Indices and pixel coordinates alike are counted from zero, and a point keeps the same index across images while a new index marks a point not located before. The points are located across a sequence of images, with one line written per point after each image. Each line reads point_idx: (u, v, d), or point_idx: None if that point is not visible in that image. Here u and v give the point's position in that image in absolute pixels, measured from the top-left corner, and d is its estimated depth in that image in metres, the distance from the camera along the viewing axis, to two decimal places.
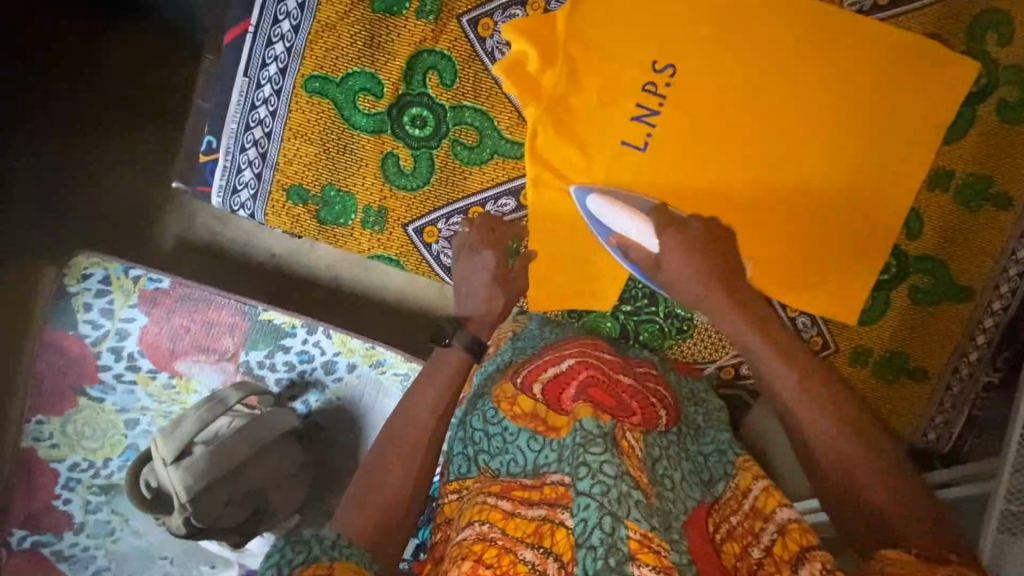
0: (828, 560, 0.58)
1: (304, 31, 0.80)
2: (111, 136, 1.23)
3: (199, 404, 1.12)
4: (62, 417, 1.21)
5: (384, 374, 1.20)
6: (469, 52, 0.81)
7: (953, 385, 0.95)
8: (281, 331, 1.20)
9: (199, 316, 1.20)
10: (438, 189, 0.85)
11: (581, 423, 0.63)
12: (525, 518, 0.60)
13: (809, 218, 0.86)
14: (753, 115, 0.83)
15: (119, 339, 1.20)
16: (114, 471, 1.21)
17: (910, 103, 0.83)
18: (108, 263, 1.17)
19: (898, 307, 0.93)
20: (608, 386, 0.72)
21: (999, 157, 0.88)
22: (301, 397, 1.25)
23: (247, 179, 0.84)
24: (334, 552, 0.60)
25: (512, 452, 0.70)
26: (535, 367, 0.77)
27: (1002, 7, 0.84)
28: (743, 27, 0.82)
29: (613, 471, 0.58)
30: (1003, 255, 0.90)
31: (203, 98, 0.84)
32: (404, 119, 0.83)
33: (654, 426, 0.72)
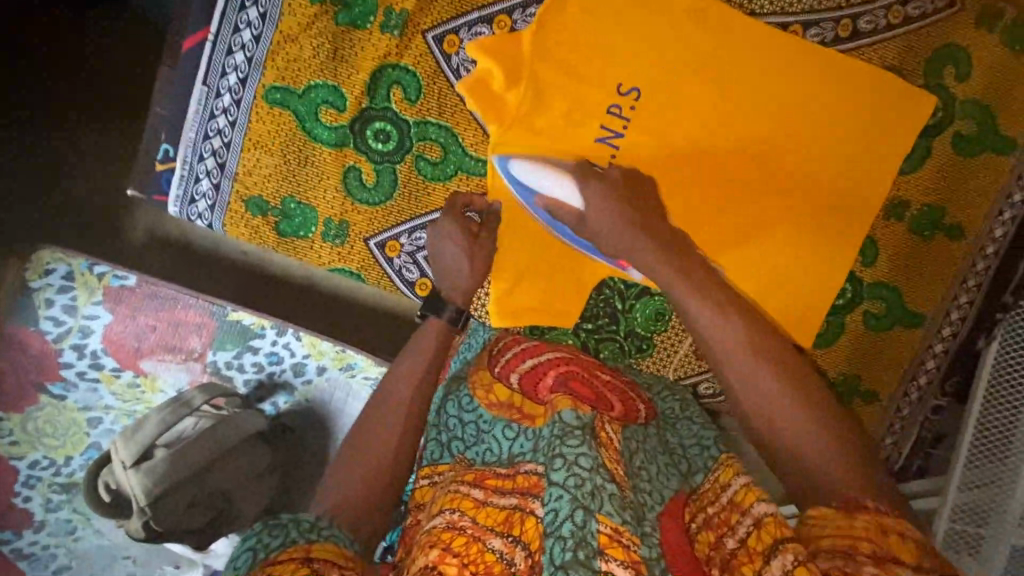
0: (800, 551, 0.53)
1: (265, 42, 0.78)
2: (99, 129, 1.20)
3: (162, 406, 1.11)
4: (24, 415, 1.18)
5: (355, 377, 1.20)
6: (434, 68, 0.80)
7: (904, 406, 0.98)
8: (250, 332, 1.19)
9: (166, 315, 1.18)
10: (402, 205, 0.84)
11: (560, 415, 0.62)
12: (496, 507, 0.61)
13: (788, 220, 0.87)
14: (751, 114, 0.84)
15: (82, 337, 1.18)
16: (75, 469, 1.19)
17: (908, 106, 0.84)
18: (71, 259, 1.14)
19: (852, 331, 0.95)
20: (586, 380, 0.73)
21: (951, 190, 0.90)
22: (269, 398, 1.24)
23: (205, 189, 0.83)
24: (310, 535, 0.61)
25: (488, 442, 0.72)
26: (516, 355, 0.79)
27: (960, 42, 0.85)
28: (744, 27, 0.82)
29: (588, 464, 0.57)
30: (953, 285, 0.93)
31: (160, 106, 0.82)
32: (368, 132, 0.82)
33: (635, 419, 0.73)
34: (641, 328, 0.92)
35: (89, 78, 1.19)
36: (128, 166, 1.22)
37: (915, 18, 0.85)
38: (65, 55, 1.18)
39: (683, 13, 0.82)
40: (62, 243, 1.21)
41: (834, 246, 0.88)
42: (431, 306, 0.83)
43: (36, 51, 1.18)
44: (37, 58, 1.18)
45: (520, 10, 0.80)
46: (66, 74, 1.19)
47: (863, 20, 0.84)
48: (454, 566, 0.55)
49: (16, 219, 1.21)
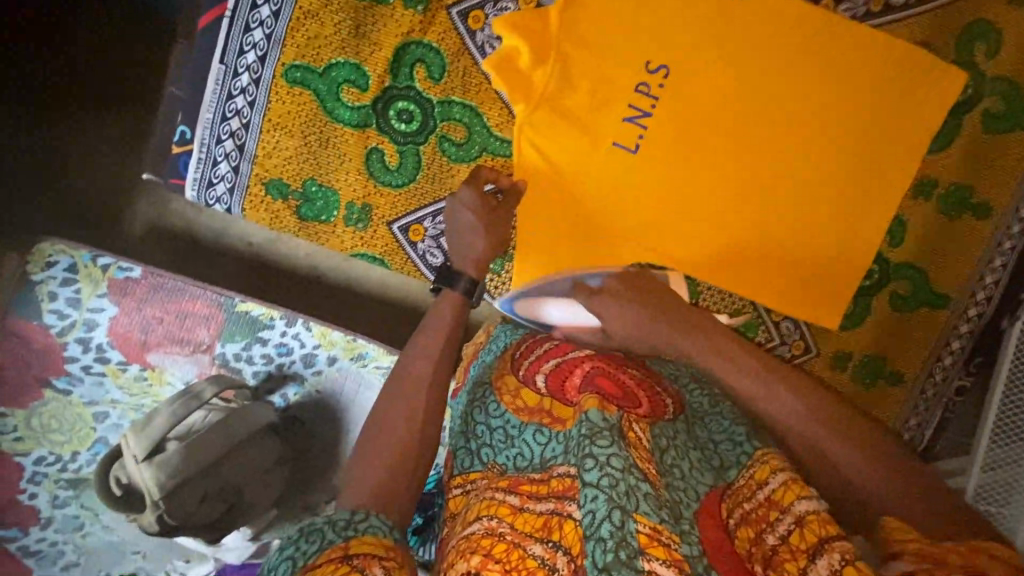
0: (847, 551, 0.52)
1: (284, 18, 0.75)
2: (100, 116, 1.17)
3: (173, 399, 1.09)
4: (28, 411, 1.16)
5: (367, 367, 1.18)
6: (459, 45, 0.78)
7: (927, 389, 0.97)
8: (259, 323, 1.17)
9: (173, 306, 1.15)
10: (425, 187, 0.81)
11: (587, 415, 0.60)
12: (534, 513, 0.60)
13: (815, 203, 0.86)
14: (754, 126, 0.83)
15: (87, 330, 1.15)
16: (83, 465, 1.18)
17: (913, 109, 0.84)
18: (74, 250, 1.11)
19: (878, 312, 0.95)
20: (610, 373, 0.68)
21: (977, 169, 0.89)
22: (279, 390, 1.23)
23: (224, 171, 0.79)
24: (348, 532, 0.56)
25: (519, 447, 0.70)
26: (537, 357, 0.76)
27: (990, 18, 0.84)
28: (761, 13, 0.81)
29: (621, 464, 0.56)
30: (980, 264, 0.92)
31: (176, 86, 0.78)
32: (390, 112, 0.79)
33: (662, 416, 0.66)
34: None
35: (82, 61, 1.15)
36: (131, 154, 1.19)
37: None
38: (54, 35, 1.13)
39: None
40: (64, 234, 1.18)
41: (858, 226, 0.88)
42: (445, 278, 0.77)
43: (22, 33, 1.12)
44: (25, 40, 1.13)
45: None
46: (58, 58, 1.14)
47: None
48: (495, 572, 0.55)
49: (13, 210, 1.18)
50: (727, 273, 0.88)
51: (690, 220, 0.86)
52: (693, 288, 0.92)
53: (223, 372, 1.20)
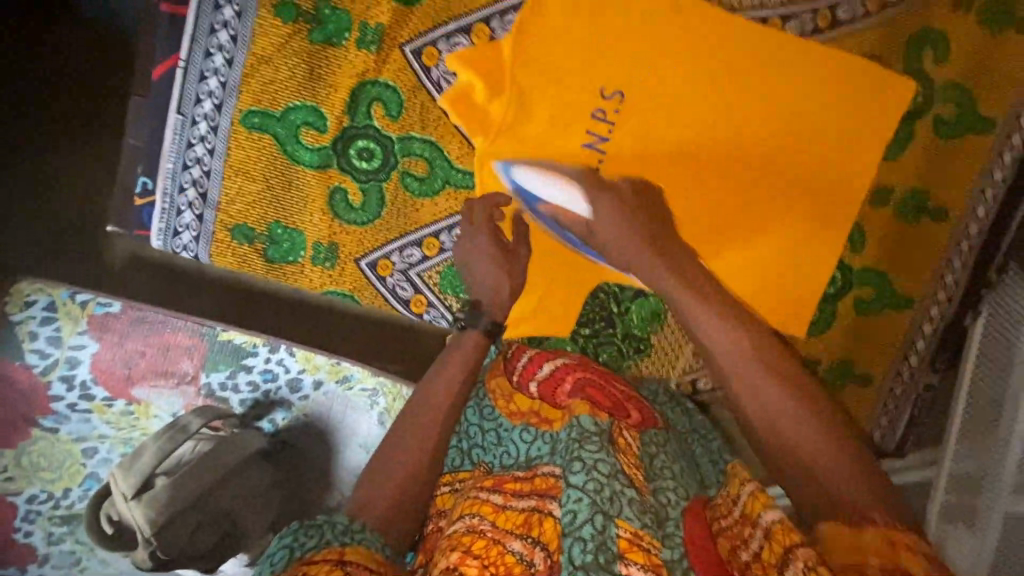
0: (809, 559, 0.54)
1: (239, 66, 0.74)
2: (85, 138, 1.12)
3: (159, 434, 1.08)
4: (17, 449, 1.15)
5: (352, 389, 1.22)
6: (414, 82, 0.78)
7: (896, 387, 1.00)
8: (243, 350, 1.18)
9: (155, 340, 1.17)
10: (391, 223, 0.82)
11: (579, 420, 0.68)
12: (515, 510, 0.63)
13: (774, 218, 0.88)
14: (752, 118, 0.84)
15: (69, 368, 1.15)
16: (75, 500, 1.18)
17: (880, 119, 0.86)
18: (51, 288, 1.12)
19: (842, 316, 0.98)
20: (603, 387, 0.77)
21: (932, 174, 0.92)
22: (267, 415, 1.24)
23: (188, 221, 0.79)
24: (344, 538, 0.61)
25: (506, 445, 0.75)
26: (530, 363, 0.81)
27: (937, 26, 0.86)
28: (713, 24, 0.81)
29: (606, 470, 0.62)
30: (940, 265, 0.95)
31: (133, 136, 0.77)
32: (351, 152, 0.79)
33: (654, 425, 0.77)
34: (637, 328, 0.93)
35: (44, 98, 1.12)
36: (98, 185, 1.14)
37: (892, 4, 0.85)
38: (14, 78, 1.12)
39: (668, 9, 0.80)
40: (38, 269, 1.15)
41: (822, 229, 0.89)
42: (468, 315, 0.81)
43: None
44: None
45: (497, 18, 0.78)
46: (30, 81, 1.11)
47: (842, 10, 0.84)
48: (474, 567, 0.56)
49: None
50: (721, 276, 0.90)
51: None
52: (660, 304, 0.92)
53: (209, 403, 1.21)
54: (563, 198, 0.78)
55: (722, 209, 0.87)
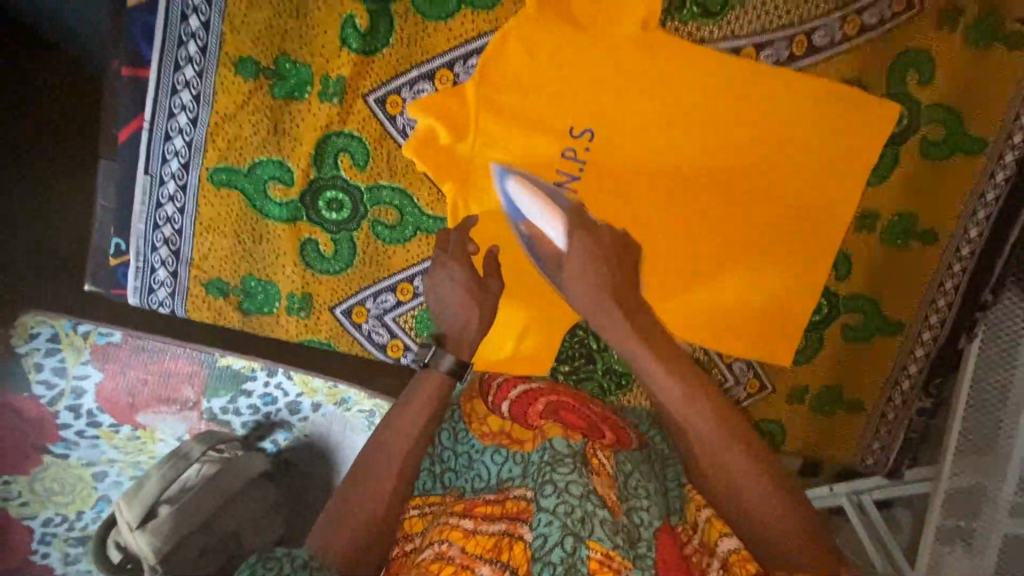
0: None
1: (203, 124, 0.75)
2: (72, 140, 1.08)
3: (162, 461, 1.01)
4: (30, 475, 1.05)
5: (350, 411, 1.09)
6: (379, 131, 0.78)
7: (888, 412, 0.97)
8: (242, 375, 1.09)
9: (156, 366, 1.08)
10: (362, 271, 0.82)
11: (552, 442, 0.68)
12: (485, 535, 0.63)
13: (756, 253, 0.86)
14: (735, 135, 0.81)
15: (76, 398, 1.06)
16: (89, 523, 1.06)
17: (866, 140, 0.82)
18: (54, 319, 1.06)
19: (831, 344, 0.95)
20: (577, 410, 0.76)
21: (921, 196, 0.89)
22: (269, 436, 1.12)
23: (162, 277, 0.80)
24: (302, 573, 0.61)
25: (477, 468, 0.73)
26: (503, 385, 0.80)
27: (922, 45, 0.82)
28: (688, 55, 0.78)
29: (578, 492, 0.62)
30: (931, 288, 0.92)
31: (104, 198, 0.78)
32: (319, 203, 0.79)
33: (628, 446, 0.76)
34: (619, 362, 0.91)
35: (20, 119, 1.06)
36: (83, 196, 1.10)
37: (871, 26, 0.81)
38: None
39: (634, 43, 0.77)
40: (34, 303, 1.09)
41: (808, 257, 0.87)
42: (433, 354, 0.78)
43: None
44: None
45: (461, 63, 0.76)
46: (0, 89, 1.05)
47: (818, 35, 0.81)
48: None
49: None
50: (700, 308, 0.88)
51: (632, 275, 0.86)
52: None
53: (212, 427, 1.11)
54: (543, 221, 0.74)
55: (699, 239, 0.85)
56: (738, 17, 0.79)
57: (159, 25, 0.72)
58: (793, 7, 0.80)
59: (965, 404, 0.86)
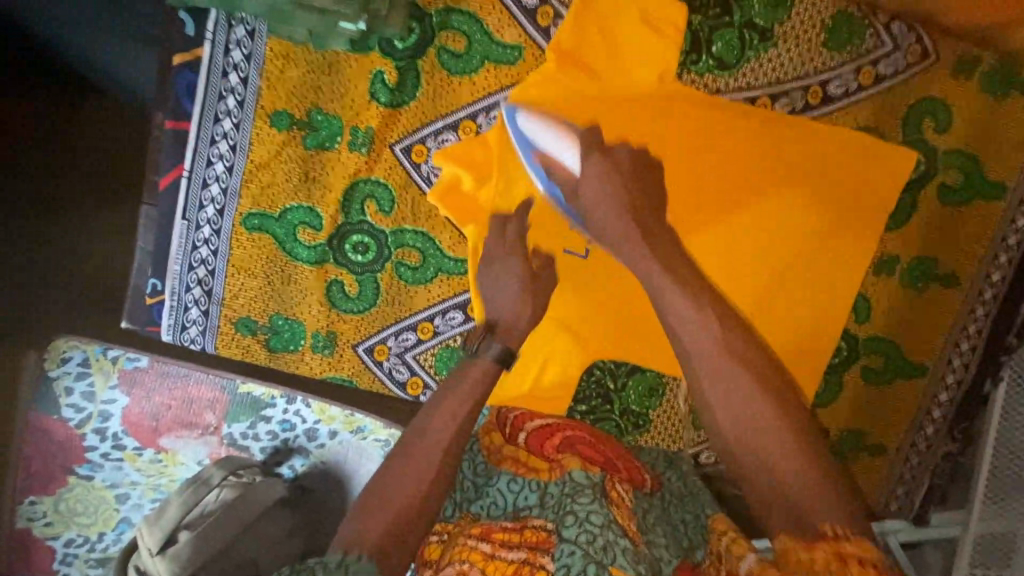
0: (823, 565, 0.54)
1: (238, 172, 0.79)
2: (96, 155, 1.12)
3: (182, 487, 0.99)
4: (55, 496, 1.07)
5: (366, 440, 1.07)
6: (405, 178, 0.81)
7: (912, 457, 0.95)
8: (261, 402, 1.08)
9: (179, 392, 1.08)
10: (386, 310, 0.84)
11: (571, 475, 0.68)
12: (505, 560, 0.62)
13: (763, 220, 0.84)
14: (751, 167, 0.82)
15: (103, 421, 1.07)
16: (110, 544, 1.08)
17: (880, 183, 0.83)
18: (86, 344, 1.06)
19: (851, 386, 0.95)
20: (596, 447, 0.75)
21: (941, 243, 0.89)
22: (286, 462, 1.11)
23: (194, 316, 0.83)
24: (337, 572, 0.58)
25: (493, 495, 0.72)
26: (521, 416, 0.80)
27: (937, 95, 0.84)
28: (699, 102, 0.80)
29: (600, 520, 0.62)
30: (954, 331, 0.90)
31: (144, 241, 0.82)
32: (346, 246, 0.82)
33: (641, 487, 0.74)
34: (635, 404, 0.92)
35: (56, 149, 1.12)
36: (108, 213, 1.14)
37: (887, 76, 0.83)
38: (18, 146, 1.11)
39: (654, 93, 0.79)
40: (71, 327, 1.12)
41: (828, 300, 0.87)
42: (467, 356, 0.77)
43: None
44: None
45: (484, 114, 0.80)
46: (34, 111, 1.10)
47: (833, 85, 0.83)
48: None
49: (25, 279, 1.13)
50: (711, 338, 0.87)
51: (651, 321, 0.87)
52: (657, 380, 0.91)
53: (231, 453, 1.10)
54: (559, 149, 0.75)
55: (719, 249, 0.84)
56: (753, 68, 0.81)
57: (200, 82, 0.77)
58: (809, 59, 0.82)
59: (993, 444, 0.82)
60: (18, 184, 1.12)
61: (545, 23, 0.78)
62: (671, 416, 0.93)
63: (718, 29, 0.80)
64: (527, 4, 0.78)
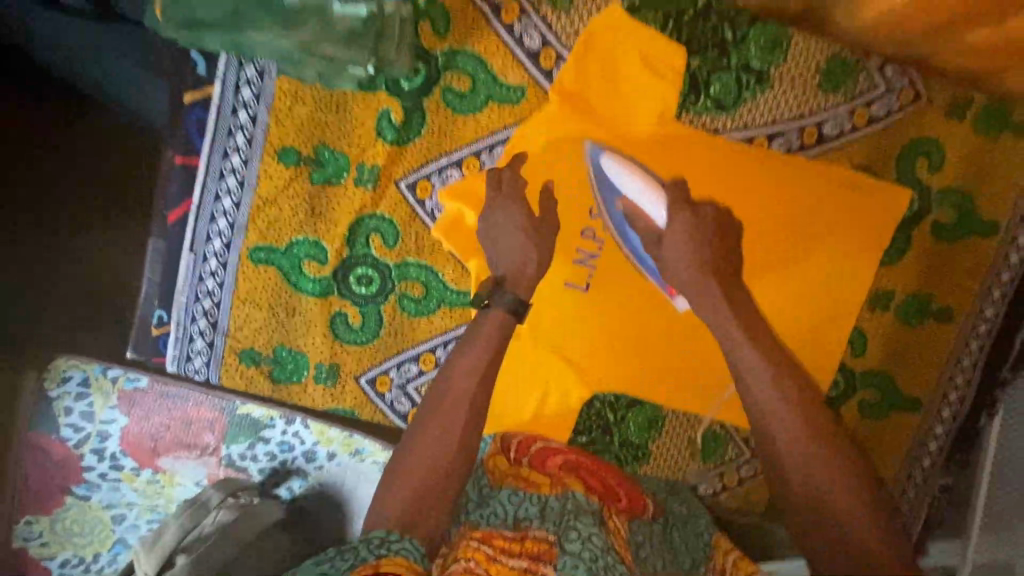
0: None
1: (245, 207, 0.81)
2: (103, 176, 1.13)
3: (180, 509, 1.00)
4: (52, 515, 1.07)
5: (364, 462, 1.06)
6: (410, 213, 0.82)
7: (909, 489, 0.96)
8: (261, 423, 1.07)
9: (178, 413, 1.07)
10: (389, 341, 0.86)
11: (574, 493, 0.69)
12: (507, 566, 0.59)
13: (765, 245, 0.85)
14: (752, 201, 0.84)
15: (101, 441, 1.07)
16: (104, 566, 1.08)
17: (876, 221, 0.85)
18: (87, 364, 1.05)
19: (848, 420, 0.95)
20: (598, 472, 0.77)
21: (936, 279, 0.90)
22: (285, 482, 1.10)
23: (199, 347, 0.85)
24: (380, 551, 0.58)
25: (494, 506, 0.70)
26: (523, 441, 0.81)
27: (931, 134, 0.86)
28: (703, 140, 0.82)
29: (601, 542, 0.62)
30: (949, 365, 0.92)
31: (152, 273, 0.84)
32: (350, 278, 0.83)
33: (642, 514, 0.75)
34: (635, 436, 0.93)
35: (61, 169, 1.12)
36: (111, 234, 1.14)
37: (881, 117, 0.85)
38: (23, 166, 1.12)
39: (654, 133, 0.81)
40: (73, 346, 1.13)
41: (824, 334, 0.88)
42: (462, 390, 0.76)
43: None
44: None
45: (487, 151, 0.82)
46: (40, 131, 1.11)
47: (828, 126, 0.85)
48: None
49: (27, 298, 1.14)
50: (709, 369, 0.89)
51: (652, 356, 0.89)
52: (657, 413, 0.92)
53: (230, 474, 1.09)
54: (645, 199, 0.78)
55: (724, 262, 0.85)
56: (750, 109, 0.83)
57: (210, 119, 0.79)
58: (805, 100, 0.84)
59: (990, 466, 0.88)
60: (22, 204, 1.13)
61: (547, 65, 0.80)
62: (670, 447, 0.94)
63: (716, 71, 0.82)
64: (530, 46, 0.79)
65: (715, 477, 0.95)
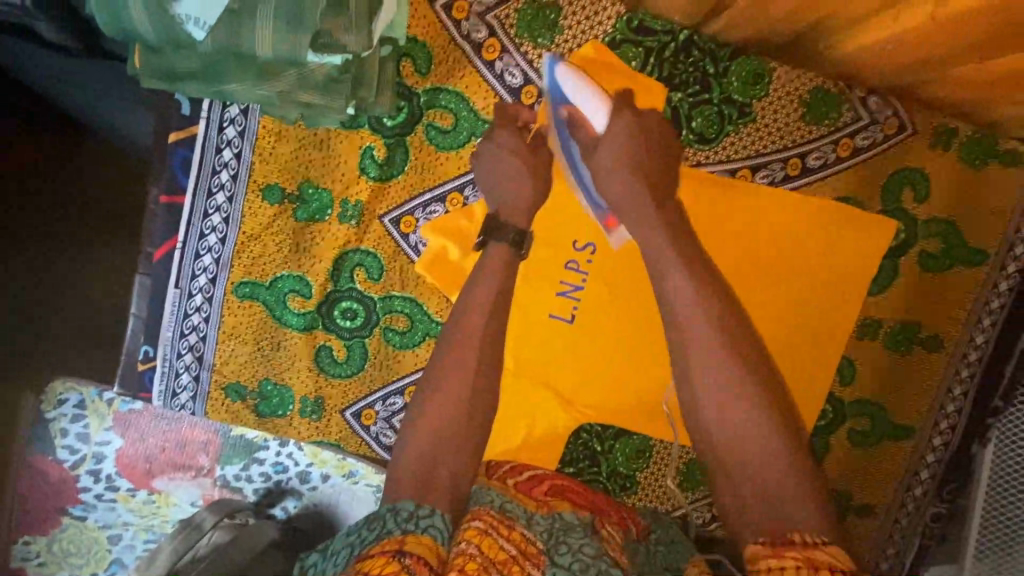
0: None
1: (230, 243, 0.81)
2: (102, 201, 1.14)
3: (171, 534, 0.90)
4: (49, 537, 1.08)
5: (356, 485, 1.05)
6: (394, 248, 0.83)
7: (901, 518, 0.92)
8: (254, 444, 1.05)
9: (173, 434, 1.05)
10: (374, 374, 0.86)
11: (561, 513, 0.66)
12: (500, 550, 0.58)
13: (746, 279, 0.86)
14: (733, 235, 0.85)
15: (96, 462, 1.06)
16: None
17: (860, 252, 0.85)
18: (82, 386, 1.05)
19: (838, 447, 0.95)
20: (584, 494, 0.75)
21: (924, 308, 0.90)
22: (279, 503, 1.09)
23: (186, 381, 0.85)
24: (407, 525, 0.57)
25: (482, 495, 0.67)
26: (511, 467, 0.78)
27: (914, 164, 0.85)
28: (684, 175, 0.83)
29: (593, 551, 0.61)
30: (938, 394, 0.90)
31: (138, 309, 0.84)
32: (335, 312, 0.84)
33: (628, 533, 0.73)
34: (622, 466, 0.92)
35: (57, 193, 1.13)
36: (108, 258, 1.16)
37: (864, 148, 0.85)
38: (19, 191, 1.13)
39: None
40: (70, 368, 1.14)
41: (810, 366, 0.88)
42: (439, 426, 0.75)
43: None
44: None
45: (470, 187, 0.81)
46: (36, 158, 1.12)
47: (811, 157, 0.85)
48: None
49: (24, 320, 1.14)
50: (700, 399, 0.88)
51: (638, 388, 0.88)
52: (645, 444, 0.92)
53: (225, 494, 1.08)
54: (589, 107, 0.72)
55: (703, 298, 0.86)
56: (733, 142, 0.84)
57: (194, 158, 0.79)
58: (787, 132, 0.84)
59: (986, 487, 0.84)
60: (18, 227, 1.13)
61: (528, 101, 0.80)
62: (658, 476, 0.92)
63: (698, 105, 0.82)
64: (512, 83, 0.80)
65: (703, 506, 0.94)
